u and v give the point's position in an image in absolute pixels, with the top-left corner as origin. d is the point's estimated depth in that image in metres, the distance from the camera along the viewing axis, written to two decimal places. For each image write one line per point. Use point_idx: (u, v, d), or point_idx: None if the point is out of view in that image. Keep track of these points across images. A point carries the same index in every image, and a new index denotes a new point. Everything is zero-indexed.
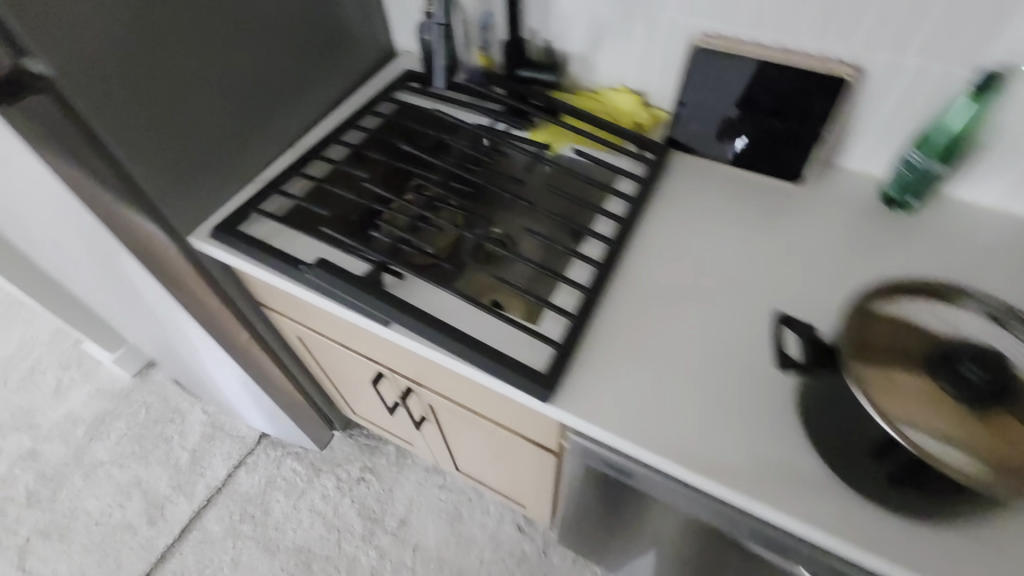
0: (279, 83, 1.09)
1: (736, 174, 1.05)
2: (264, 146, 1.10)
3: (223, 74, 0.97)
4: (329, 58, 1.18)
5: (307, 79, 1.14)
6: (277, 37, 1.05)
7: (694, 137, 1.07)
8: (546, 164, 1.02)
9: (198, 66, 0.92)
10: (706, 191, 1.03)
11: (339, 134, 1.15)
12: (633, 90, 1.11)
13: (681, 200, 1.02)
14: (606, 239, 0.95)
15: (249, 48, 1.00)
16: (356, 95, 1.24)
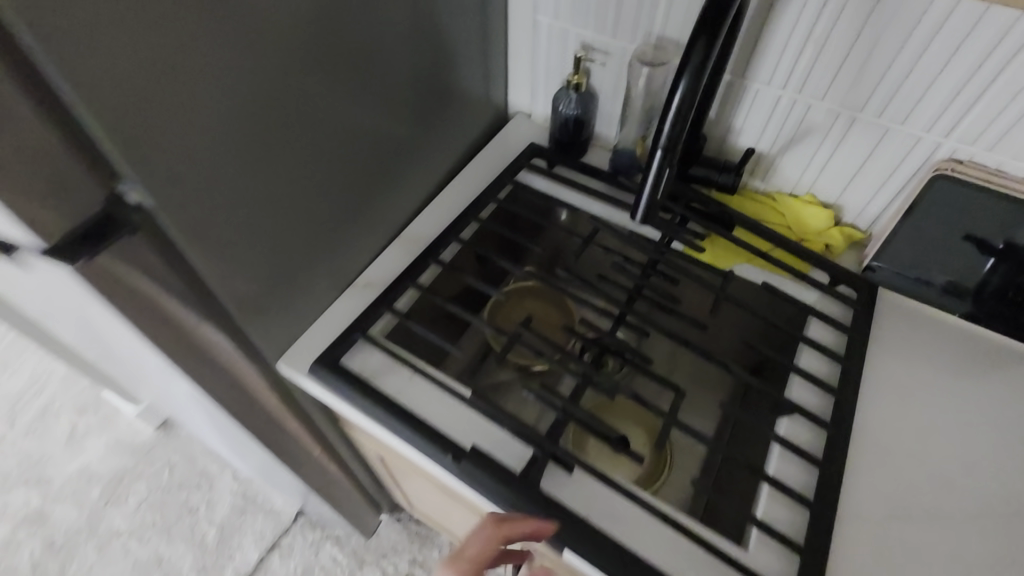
0: (386, 159, 0.88)
1: (951, 322, 0.85)
2: (363, 235, 0.90)
3: (331, 157, 0.76)
4: (439, 123, 0.97)
5: (413, 149, 0.93)
6: (393, 104, 0.83)
7: (904, 275, 0.86)
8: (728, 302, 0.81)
9: (306, 152, 0.71)
10: (918, 347, 0.83)
11: (453, 224, 0.92)
12: (824, 203, 0.91)
13: (890, 359, 0.82)
14: (813, 416, 0.75)
15: (363, 122, 0.79)
16: (468, 168, 1.03)
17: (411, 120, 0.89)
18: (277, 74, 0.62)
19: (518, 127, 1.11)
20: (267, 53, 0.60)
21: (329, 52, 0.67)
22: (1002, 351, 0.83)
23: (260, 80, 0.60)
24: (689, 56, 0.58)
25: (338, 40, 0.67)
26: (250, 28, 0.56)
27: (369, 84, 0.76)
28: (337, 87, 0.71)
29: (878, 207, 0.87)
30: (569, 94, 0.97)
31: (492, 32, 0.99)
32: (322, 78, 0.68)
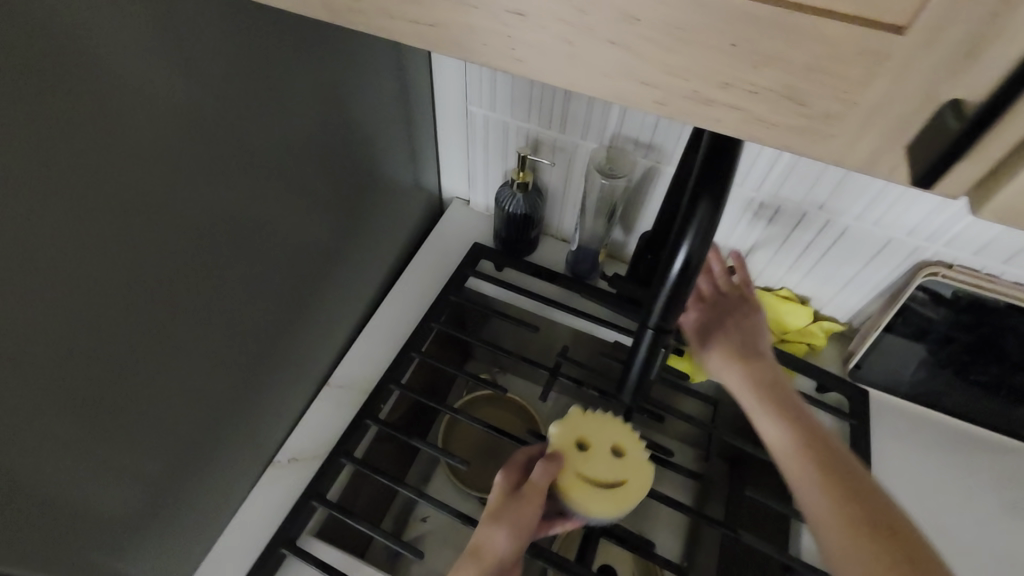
0: (297, 297, 0.71)
1: (940, 419, 0.81)
2: (278, 395, 0.72)
3: (221, 329, 0.59)
4: (362, 233, 0.81)
5: (332, 272, 0.77)
6: (297, 236, 0.67)
7: (891, 374, 0.80)
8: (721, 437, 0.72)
9: (184, 339, 0.54)
10: (916, 459, 0.77)
11: (390, 365, 0.77)
12: (797, 297, 0.85)
13: (892, 478, 0.75)
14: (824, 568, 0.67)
15: (257, 269, 0.62)
16: (402, 281, 0.87)
17: (323, 243, 0.73)
18: (126, 267, 0.45)
19: (454, 219, 0.96)
20: (104, 248, 0.42)
21: (197, 211, 0.51)
22: (997, 451, 0.78)
23: (98, 287, 0.43)
24: (694, 220, 0.45)
25: (208, 193, 0.51)
26: (65, 234, 0.39)
27: (259, 226, 0.60)
28: (214, 245, 0.54)
29: (858, 302, 0.82)
30: (513, 193, 0.83)
31: (416, 123, 0.83)
32: (192, 243, 0.51)
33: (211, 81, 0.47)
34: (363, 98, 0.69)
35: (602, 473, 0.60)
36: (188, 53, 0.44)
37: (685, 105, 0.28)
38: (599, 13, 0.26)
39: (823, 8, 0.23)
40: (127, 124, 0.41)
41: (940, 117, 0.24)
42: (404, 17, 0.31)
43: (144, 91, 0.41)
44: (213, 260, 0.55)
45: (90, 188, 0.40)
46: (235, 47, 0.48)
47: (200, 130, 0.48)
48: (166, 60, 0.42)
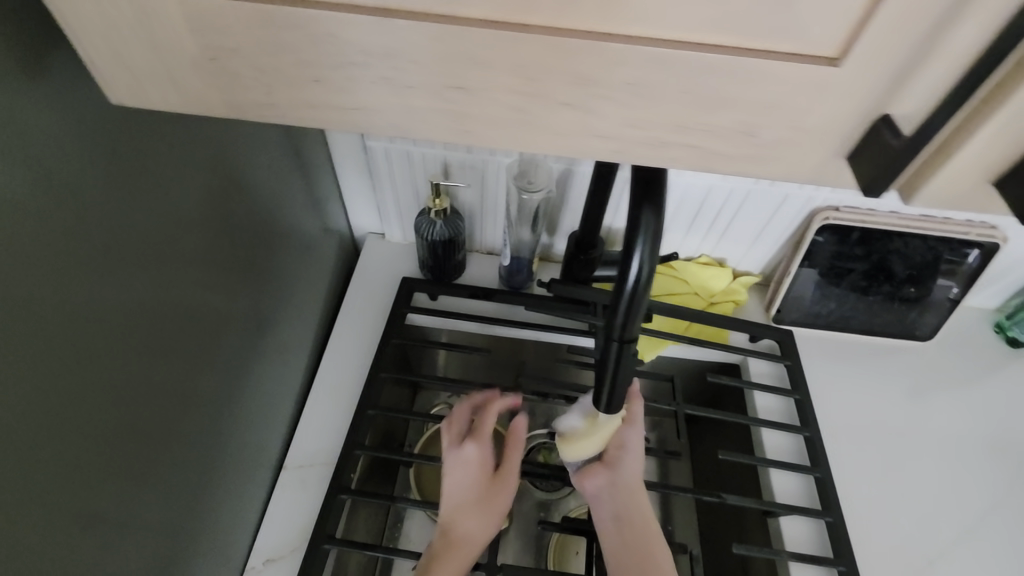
0: (231, 385, 0.65)
1: (855, 339, 0.90)
2: (230, 494, 0.66)
3: (150, 448, 0.52)
4: (284, 300, 0.75)
5: (262, 350, 0.71)
6: (215, 324, 0.60)
7: (807, 311, 0.89)
8: (683, 409, 0.76)
9: (106, 475, 0.47)
10: (845, 382, 0.86)
11: (353, 432, 0.71)
12: (716, 260, 0.91)
13: (830, 404, 0.84)
14: (799, 501, 0.73)
15: (182, 375, 0.56)
16: (337, 333, 0.83)
17: (247, 323, 0.67)
18: (21, 429, 0.38)
19: (372, 257, 0.92)
20: None
21: (99, 341, 0.44)
22: (904, 356, 0.89)
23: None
24: (639, 232, 0.45)
25: (108, 318, 0.44)
26: None
27: (172, 331, 0.53)
28: (129, 371, 0.48)
29: (767, 254, 0.89)
30: (432, 221, 0.80)
31: (312, 170, 0.78)
32: (101, 376, 0.45)
33: (81, 194, 0.41)
34: (254, 161, 0.64)
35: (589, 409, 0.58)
36: (40, 171, 0.37)
37: (641, 150, 0.28)
38: (547, 79, 0.26)
39: (764, 49, 0.24)
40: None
41: (876, 130, 0.26)
42: (328, 106, 0.28)
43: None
44: (131, 386, 0.48)
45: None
46: (102, 149, 0.42)
47: (79, 251, 0.41)
48: (19, 179, 0.36)
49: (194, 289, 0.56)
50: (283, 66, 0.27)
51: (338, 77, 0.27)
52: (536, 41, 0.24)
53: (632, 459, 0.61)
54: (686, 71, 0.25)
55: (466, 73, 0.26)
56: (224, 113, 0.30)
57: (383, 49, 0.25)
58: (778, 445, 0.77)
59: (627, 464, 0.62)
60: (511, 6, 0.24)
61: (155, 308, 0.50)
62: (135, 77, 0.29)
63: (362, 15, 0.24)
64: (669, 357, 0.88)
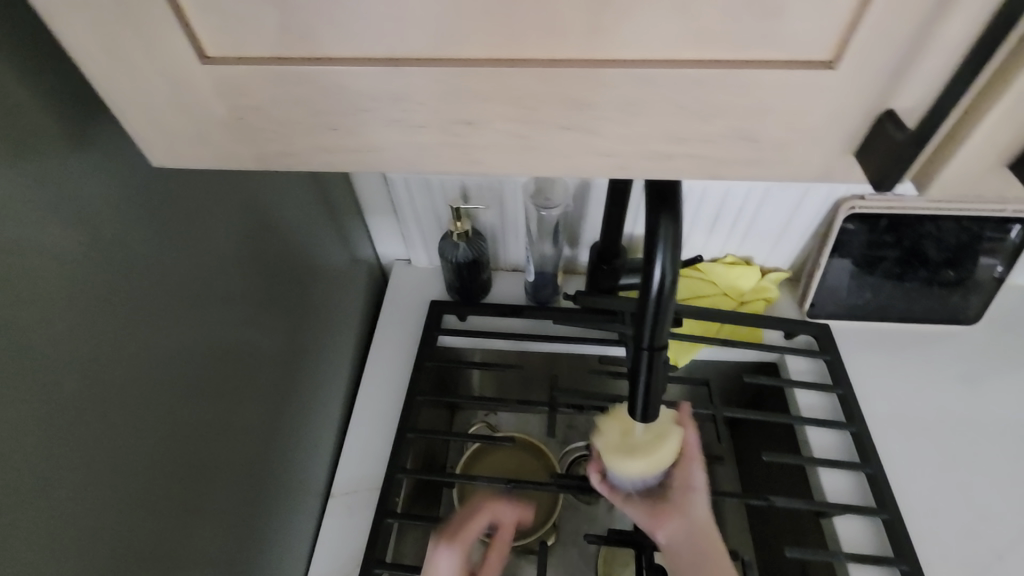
0: (278, 413, 0.67)
1: (897, 328, 0.87)
2: (282, 521, 0.68)
3: (208, 472, 0.55)
4: (318, 334, 0.77)
5: (302, 380, 0.73)
6: (260, 354, 0.64)
7: (842, 303, 0.86)
8: (722, 411, 0.75)
9: (171, 498, 0.50)
10: (890, 372, 0.83)
11: (395, 454, 0.73)
12: (742, 259, 0.90)
13: (875, 396, 0.81)
14: (850, 497, 0.70)
15: (229, 411, 0.58)
16: (372, 360, 0.86)
17: (287, 354, 0.70)
18: (96, 462, 0.42)
19: (401, 284, 0.94)
20: (67, 451, 0.40)
21: (149, 390, 0.46)
22: (950, 342, 0.86)
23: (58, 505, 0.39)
24: (659, 239, 0.45)
25: (154, 362, 0.47)
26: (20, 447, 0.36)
27: (216, 374, 0.56)
28: (178, 416, 0.50)
29: (795, 247, 0.88)
30: (455, 245, 0.81)
31: (337, 206, 0.81)
32: (152, 423, 0.47)
33: (135, 247, 0.44)
34: (281, 207, 0.66)
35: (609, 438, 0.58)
36: (94, 235, 0.41)
37: (646, 164, 0.30)
38: (549, 108, 0.27)
39: (759, 60, 0.25)
40: (34, 336, 0.37)
41: (879, 125, 0.26)
42: (345, 151, 0.30)
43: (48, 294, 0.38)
44: (181, 427, 0.51)
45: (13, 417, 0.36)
46: (138, 207, 0.45)
47: (127, 305, 0.44)
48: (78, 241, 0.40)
49: (234, 333, 0.58)
50: (303, 117, 0.29)
51: (355, 122, 0.29)
52: (535, 74, 0.26)
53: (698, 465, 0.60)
54: (682, 86, 0.26)
55: (473, 108, 0.27)
56: (253, 167, 0.32)
57: (396, 94, 0.27)
58: (824, 442, 0.75)
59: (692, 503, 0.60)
60: (507, 44, 0.25)
61: (207, 340, 0.54)
62: (171, 140, 0.31)
63: (373, 64, 0.26)
64: (702, 359, 0.87)
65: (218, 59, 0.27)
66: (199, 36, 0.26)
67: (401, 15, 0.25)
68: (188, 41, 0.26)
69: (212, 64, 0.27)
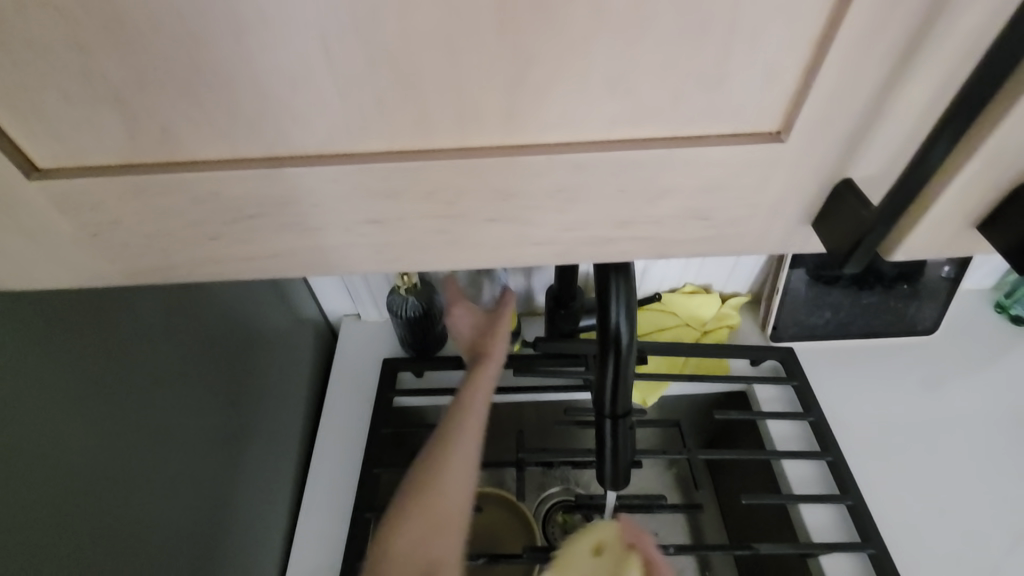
0: (218, 506, 0.60)
1: (859, 344, 0.87)
2: None
3: None
4: (269, 416, 0.72)
5: (247, 463, 0.65)
6: (194, 443, 0.56)
7: (803, 325, 0.85)
8: (697, 452, 0.72)
9: None
10: (858, 391, 0.82)
11: (354, 540, 0.66)
12: (701, 288, 0.89)
13: (846, 417, 0.79)
14: (836, 534, 0.67)
15: (171, 527, 0.52)
16: (324, 430, 0.79)
17: (227, 437, 0.62)
18: None
19: (351, 343, 0.88)
20: None
21: (60, 530, 0.40)
22: (912, 354, 0.86)
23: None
24: (612, 298, 0.42)
25: (42, 483, 0.39)
26: None
27: (143, 490, 0.49)
28: (105, 549, 0.44)
29: (750, 272, 0.87)
30: (404, 299, 0.76)
31: None
32: (47, 568, 0.39)
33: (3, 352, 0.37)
34: (219, 291, 0.62)
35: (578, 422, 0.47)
36: None
37: (589, 250, 0.26)
38: (468, 199, 0.23)
39: (698, 135, 0.22)
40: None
41: (838, 195, 0.23)
42: (232, 260, 0.26)
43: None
44: (108, 563, 0.44)
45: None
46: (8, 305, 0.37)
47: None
48: None
49: (172, 440, 0.53)
50: (178, 228, 0.24)
51: (243, 229, 0.24)
52: (446, 165, 0.22)
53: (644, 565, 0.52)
54: (617, 169, 0.22)
55: (379, 205, 0.23)
56: (127, 283, 0.27)
57: (285, 195, 0.23)
58: (802, 475, 0.72)
59: None
60: (410, 134, 0.22)
61: (120, 442, 0.46)
62: (20, 263, 0.26)
63: (252, 166, 0.22)
64: (670, 395, 0.84)
65: (55, 171, 0.23)
66: (24, 148, 0.22)
67: (277, 111, 0.21)
68: (13, 156, 0.22)
69: (45, 177, 0.23)
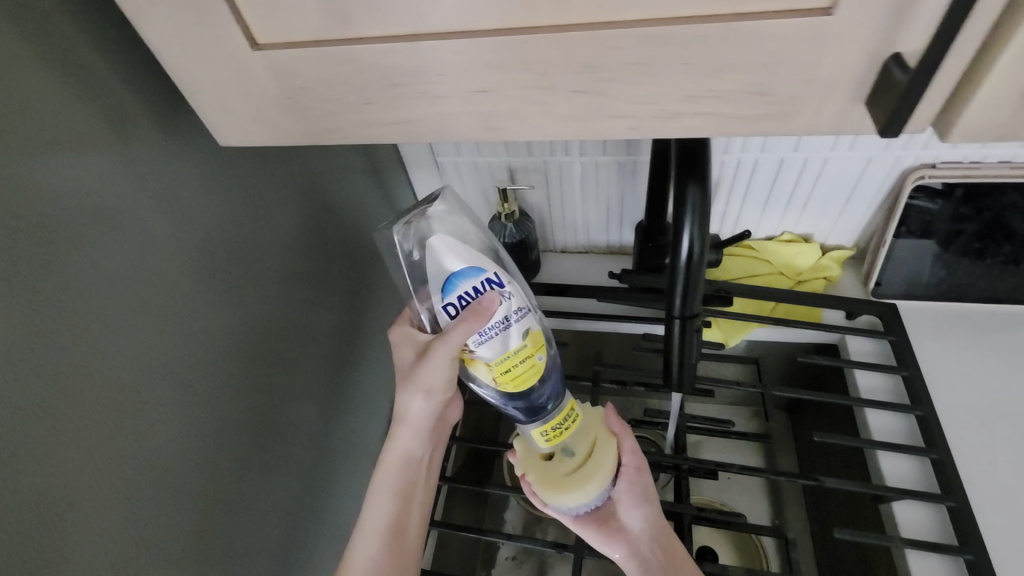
0: (345, 371, 0.72)
1: (976, 309, 0.81)
2: (350, 470, 0.74)
3: (281, 415, 0.60)
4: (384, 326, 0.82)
5: (367, 344, 0.77)
6: (326, 315, 0.68)
7: (910, 282, 0.81)
8: (773, 390, 0.73)
9: (248, 431, 0.55)
10: (965, 354, 0.77)
11: None
12: (800, 237, 0.87)
13: (946, 378, 0.76)
14: (913, 483, 0.66)
15: (296, 398, 0.63)
16: None
17: (352, 318, 0.74)
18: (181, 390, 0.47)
19: None
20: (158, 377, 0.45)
21: (230, 351, 0.52)
22: None
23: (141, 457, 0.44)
24: (687, 207, 0.46)
25: (227, 310, 0.52)
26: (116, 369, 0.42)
27: (288, 337, 0.61)
28: (255, 381, 0.56)
29: (858, 223, 0.84)
30: (503, 225, 0.83)
31: (392, 187, 0.85)
32: (228, 373, 0.52)
33: (205, 207, 0.49)
34: (347, 213, 0.72)
35: (538, 326, 0.51)
36: (171, 194, 0.46)
37: (657, 124, 0.31)
38: (557, 72, 0.29)
39: (757, 11, 0.25)
40: (125, 305, 0.42)
41: (887, 69, 0.26)
42: (376, 123, 0.34)
43: (141, 273, 0.43)
44: (250, 409, 0.55)
45: (120, 356, 0.42)
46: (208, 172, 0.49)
47: (201, 257, 0.49)
48: (159, 199, 0.45)
49: (308, 306, 0.64)
50: (342, 94, 0.33)
51: (386, 96, 0.32)
52: (542, 39, 0.28)
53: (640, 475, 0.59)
54: (684, 44, 0.27)
55: (489, 76, 0.30)
56: (309, 140, 0.36)
57: (419, 67, 0.30)
58: (885, 424, 0.71)
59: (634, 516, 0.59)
60: (516, 13, 0.27)
61: (274, 296, 0.58)
62: (236, 121, 0.36)
63: (397, 39, 0.29)
64: (754, 339, 0.85)
65: (267, 44, 0.31)
66: (250, 26, 0.30)
67: None
68: (243, 30, 0.30)
69: (262, 49, 0.31)
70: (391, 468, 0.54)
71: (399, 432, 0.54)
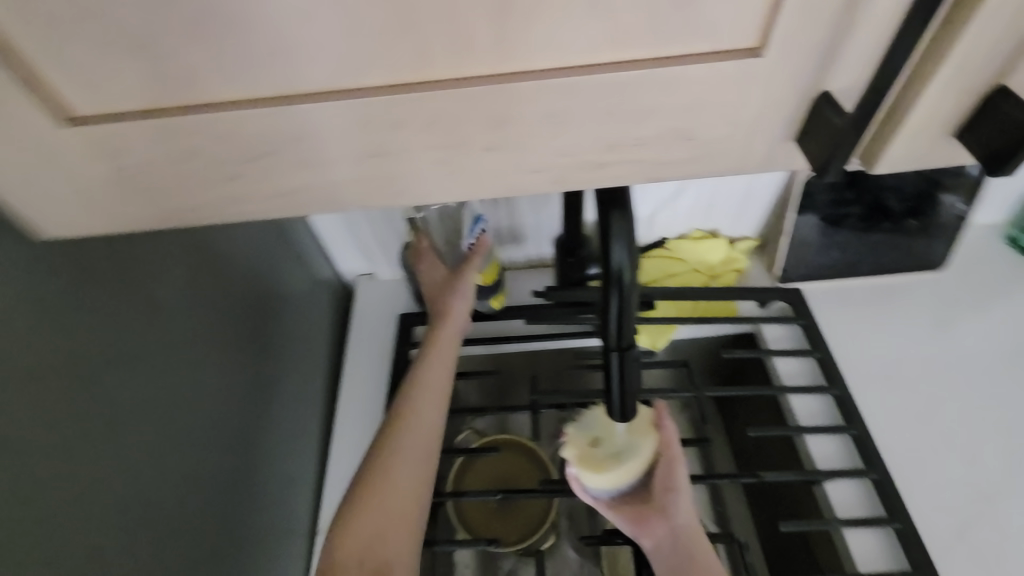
0: (253, 442, 0.65)
1: (868, 284, 0.87)
2: (270, 548, 0.67)
3: (174, 512, 0.53)
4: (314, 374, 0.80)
5: (278, 407, 0.70)
6: (223, 387, 0.61)
7: (811, 266, 0.86)
8: (706, 389, 0.74)
9: (134, 540, 0.49)
10: (864, 327, 0.83)
11: None
12: (709, 232, 0.89)
13: (852, 352, 0.81)
14: (839, 461, 0.70)
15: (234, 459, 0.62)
16: (346, 382, 0.83)
17: (256, 382, 0.67)
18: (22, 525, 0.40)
19: (368, 300, 0.90)
20: None
21: (88, 460, 0.45)
22: (920, 289, 0.86)
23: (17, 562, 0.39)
24: (614, 237, 0.44)
25: (75, 416, 0.44)
26: None
27: (173, 424, 0.53)
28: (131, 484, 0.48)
29: (759, 214, 0.87)
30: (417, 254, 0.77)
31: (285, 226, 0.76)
32: (88, 486, 0.45)
33: (22, 303, 0.41)
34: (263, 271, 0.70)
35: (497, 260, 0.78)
36: None
37: (582, 175, 0.31)
38: (471, 128, 0.29)
39: (682, 52, 0.26)
40: None
41: (818, 107, 0.27)
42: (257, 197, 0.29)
43: None
44: (187, 473, 0.55)
45: None
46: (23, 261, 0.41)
47: (27, 364, 0.41)
48: None
49: (198, 382, 0.57)
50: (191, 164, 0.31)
51: (260, 165, 0.31)
52: (469, 88, 0.27)
53: (677, 462, 0.57)
54: (604, 91, 0.27)
55: (404, 136, 0.29)
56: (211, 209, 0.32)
57: None
58: (808, 408, 0.75)
59: (673, 504, 0.57)
60: (424, 67, 0.26)
61: (144, 386, 0.50)
62: None
63: (328, 99, 0.27)
64: (679, 339, 0.86)
65: (92, 118, 0.28)
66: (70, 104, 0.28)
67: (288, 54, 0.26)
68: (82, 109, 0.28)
69: (84, 122, 0.28)
70: (416, 448, 0.57)
71: (422, 401, 0.60)
